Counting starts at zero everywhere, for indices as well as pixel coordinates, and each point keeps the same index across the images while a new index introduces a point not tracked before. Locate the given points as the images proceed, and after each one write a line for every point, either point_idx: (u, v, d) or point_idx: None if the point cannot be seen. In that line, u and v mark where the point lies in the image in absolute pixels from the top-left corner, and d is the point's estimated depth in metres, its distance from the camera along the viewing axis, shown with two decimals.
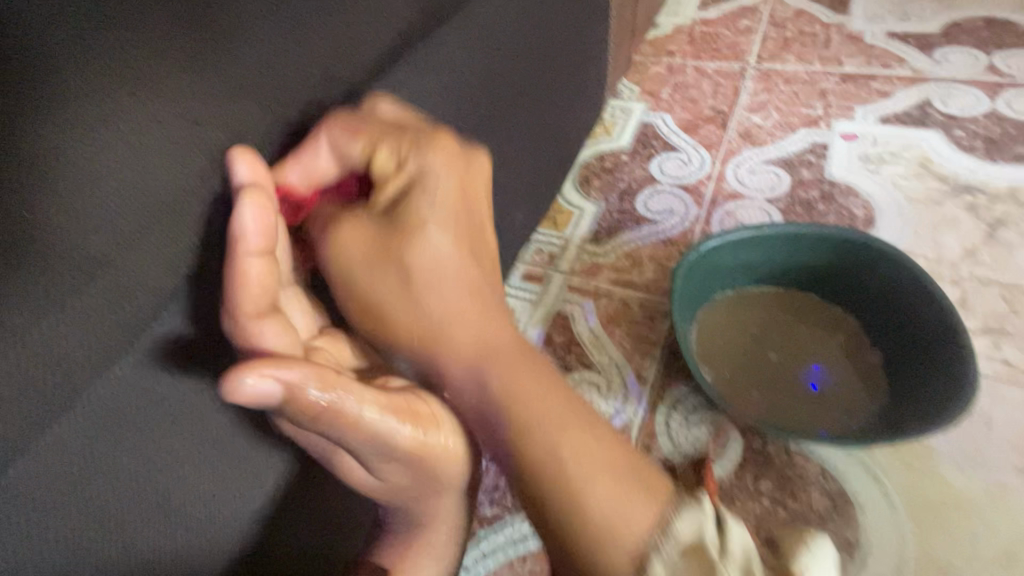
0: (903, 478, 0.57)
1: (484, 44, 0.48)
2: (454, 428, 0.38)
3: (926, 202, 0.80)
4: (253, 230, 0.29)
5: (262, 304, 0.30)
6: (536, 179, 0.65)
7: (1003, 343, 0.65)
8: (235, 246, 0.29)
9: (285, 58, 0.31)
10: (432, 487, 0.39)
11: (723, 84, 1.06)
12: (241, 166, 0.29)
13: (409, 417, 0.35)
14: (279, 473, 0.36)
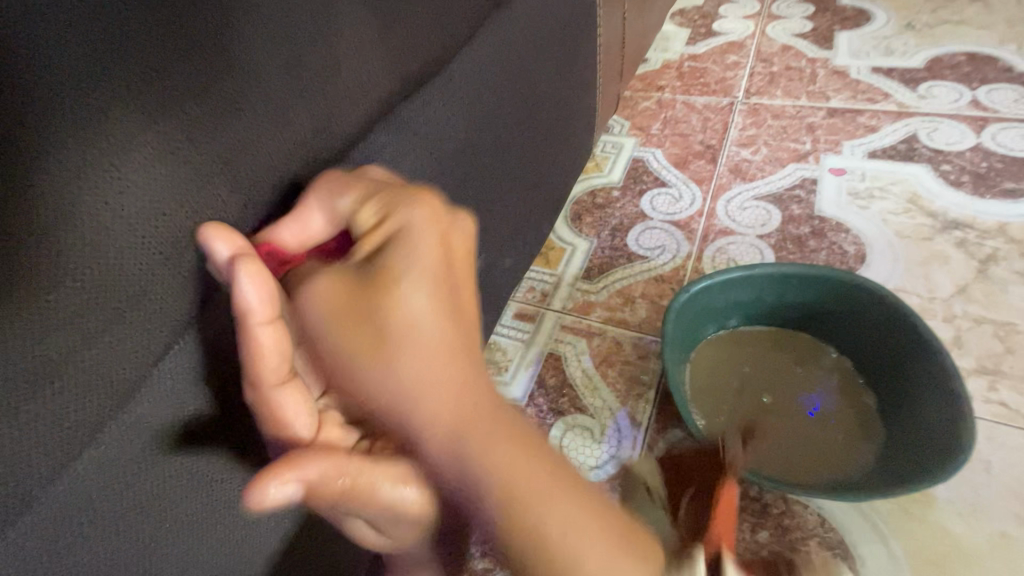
0: (904, 527, 0.56)
1: (471, 96, 0.48)
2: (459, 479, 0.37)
3: (917, 237, 0.80)
4: (258, 305, 0.29)
5: (281, 372, 0.30)
6: (527, 223, 0.65)
7: (1000, 384, 0.64)
8: (242, 322, 0.29)
9: (268, 133, 0.31)
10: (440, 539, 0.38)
11: (712, 118, 1.07)
12: (219, 243, 0.28)
13: (416, 480, 0.33)
14: (257, 544, 0.35)
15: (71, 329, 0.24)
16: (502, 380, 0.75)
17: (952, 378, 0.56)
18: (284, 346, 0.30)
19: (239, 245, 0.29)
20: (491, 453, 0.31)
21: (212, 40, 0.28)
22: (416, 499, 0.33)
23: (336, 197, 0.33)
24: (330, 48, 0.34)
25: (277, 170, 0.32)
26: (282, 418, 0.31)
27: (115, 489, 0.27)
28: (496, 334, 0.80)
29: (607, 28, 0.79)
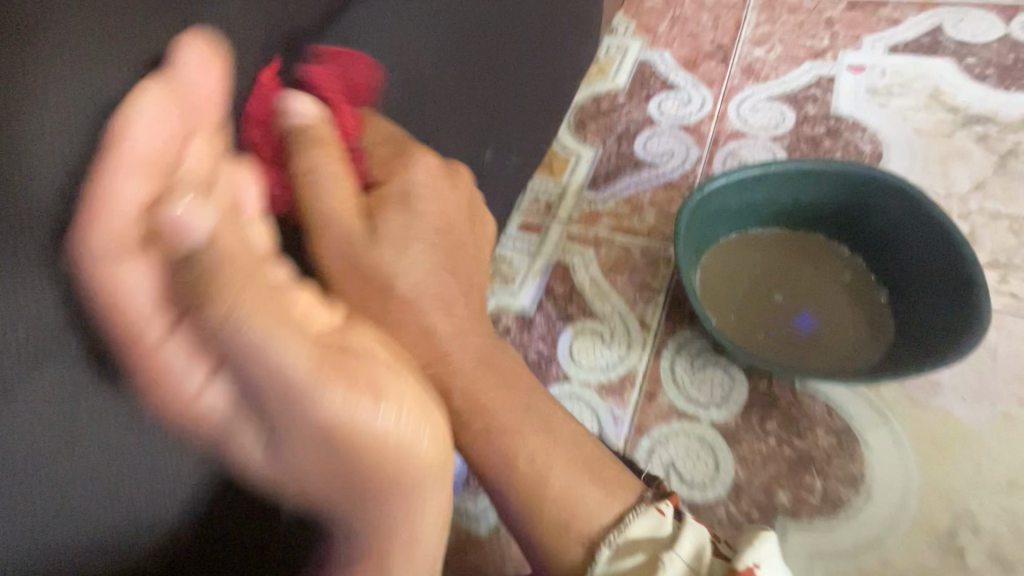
0: (909, 413, 0.57)
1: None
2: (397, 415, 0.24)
3: (936, 134, 0.77)
4: (154, 137, 0.22)
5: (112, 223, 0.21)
6: (533, 121, 0.62)
7: (1011, 276, 0.64)
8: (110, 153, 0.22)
9: None
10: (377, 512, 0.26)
11: (723, 16, 1.01)
12: (191, 46, 0.25)
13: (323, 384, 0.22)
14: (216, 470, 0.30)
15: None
16: (509, 288, 0.74)
17: (967, 261, 0.56)
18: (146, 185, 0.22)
19: (208, 74, 0.25)
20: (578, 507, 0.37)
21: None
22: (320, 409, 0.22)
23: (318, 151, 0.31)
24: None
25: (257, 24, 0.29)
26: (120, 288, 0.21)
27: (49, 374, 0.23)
28: (501, 246, 0.78)
29: None
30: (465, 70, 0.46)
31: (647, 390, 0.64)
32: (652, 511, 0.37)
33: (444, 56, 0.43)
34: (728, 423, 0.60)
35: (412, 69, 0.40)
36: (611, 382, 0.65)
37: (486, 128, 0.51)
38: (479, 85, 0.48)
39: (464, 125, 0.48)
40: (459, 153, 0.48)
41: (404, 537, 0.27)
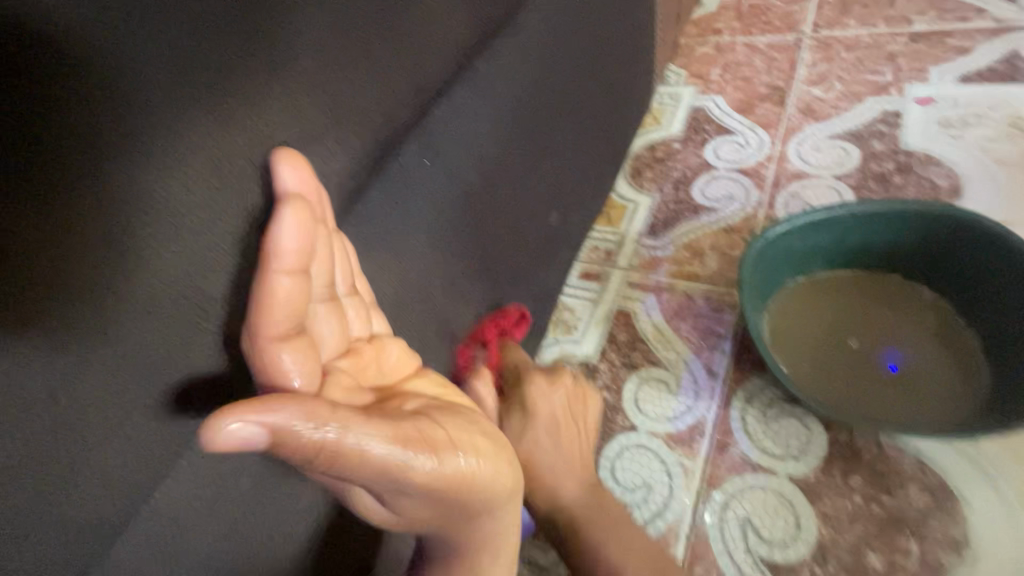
0: (1014, 471, 0.53)
1: (538, 48, 0.48)
2: (479, 442, 0.31)
3: (1021, 166, 0.73)
4: (296, 243, 0.28)
5: (287, 322, 0.28)
6: (593, 180, 0.65)
7: None
8: (268, 264, 0.28)
9: (352, 92, 0.33)
10: (477, 518, 0.33)
11: (777, 58, 1.02)
12: (287, 169, 0.29)
13: (424, 445, 0.27)
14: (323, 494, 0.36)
15: (176, 266, 0.26)
16: (572, 336, 0.76)
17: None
18: (299, 297, 0.29)
19: (301, 179, 0.30)
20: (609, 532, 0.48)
21: (272, 5, 0.27)
22: (423, 473, 0.27)
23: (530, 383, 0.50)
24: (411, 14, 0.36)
25: (359, 127, 0.33)
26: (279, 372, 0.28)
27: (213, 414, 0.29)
28: (564, 295, 0.81)
29: None
30: (530, 143, 0.50)
31: (717, 441, 0.62)
32: None
33: (512, 133, 0.47)
34: (808, 479, 0.57)
35: (485, 149, 0.44)
36: (679, 432, 0.64)
37: (549, 192, 0.55)
38: (542, 155, 0.52)
39: (529, 192, 0.52)
40: (525, 217, 0.52)
41: (486, 544, 0.35)
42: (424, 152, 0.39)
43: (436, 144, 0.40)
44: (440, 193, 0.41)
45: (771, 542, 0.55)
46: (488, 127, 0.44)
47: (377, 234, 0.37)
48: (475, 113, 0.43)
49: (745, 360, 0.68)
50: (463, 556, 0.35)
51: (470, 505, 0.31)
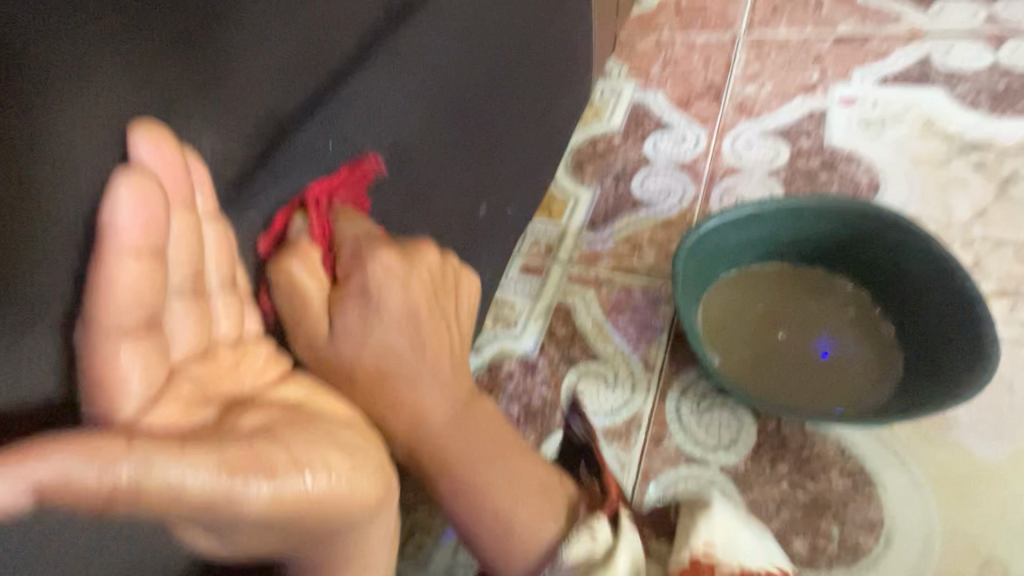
0: (924, 452, 0.55)
1: (461, 33, 0.46)
2: (334, 459, 0.29)
3: (932, 162, 0.77)
4: (137, 223, 0.27)
5: (133, 314, 0.27)
6: (527, 172, 0.63)
7: (1022, 304, 0.62)
8: (103, 246, 0.27)
9: (229, 89, 0.33)
10: (340, 538, 0.31)
11: (714, 56, 1.04)
12: (142, 142, 0.29)
13: (258, 463, 0.26)
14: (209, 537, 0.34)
15: (37, 263, 0.26)
16: (511, 332, 0.75)
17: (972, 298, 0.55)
18: (151, 284, 0.27)
19: (160, 157, 0.29)
20: (511, 491, 0.43)
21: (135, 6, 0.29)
22: (257, 491, 0.25)
23: (364, 278, 0.39)
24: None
25: (238, 124, 0.34)
26: (114, 374, 0.26)
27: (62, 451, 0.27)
28: (504, 290, 0.79)
29: None
30: (456, 130, 0.48)
31: (653, 434, 0.62)
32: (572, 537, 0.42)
33: (433, 120, 0.45)
34: (740, 469, 0.58)
35: (401, 137, 0.42)
36: (615, 426, 0.64)
37: (479, 183, 0.53)
38: (469, 144, 0.50)
39: (456, 184, 0.49)
40: (451, 210, 0.49)
41: (358, 561, 0.34)
42: (327, 136, 0.37)
43: (344, 131, 0.38)
44: (348, 181, 0.38)
45: None
46: (404, 112, 0.41)
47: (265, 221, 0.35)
48: (388, 97, 0.40)
49: (681, 353, 0.68)
50: (330, 573, 0.33)
51: (326, 530, 0.29)
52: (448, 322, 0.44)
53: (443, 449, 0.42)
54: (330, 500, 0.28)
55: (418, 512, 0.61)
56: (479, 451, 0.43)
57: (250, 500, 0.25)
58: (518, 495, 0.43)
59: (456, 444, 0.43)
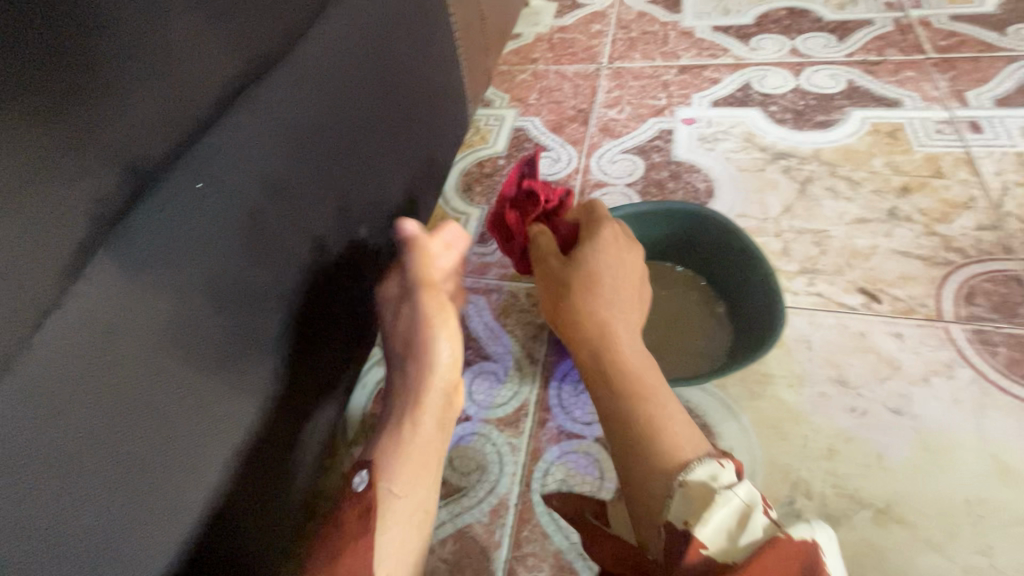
0: (750, 403, 0.67)
1: (321, 75, 0.52)
2: (455, 347, 0.59)
3: (752, 170, 0.93)
4: (450, 234, 0.64)
5: (417, 263, 0.61)
6: (405, 196, 0.71)
7: (817, 279, 0.77)
8: (422, 236, 0.62)
9: (109, 133, 0.36)
10: (430, 396, 0.58)
11: (582, 85, 1.17)
12: (449, 228, 0.65)
13: (450, 335, 0.59)
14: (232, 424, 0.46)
15: None
16: None
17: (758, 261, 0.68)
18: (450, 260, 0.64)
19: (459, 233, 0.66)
20: (669, 405, 0.56)
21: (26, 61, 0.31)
22: (443, 339, 0.58)
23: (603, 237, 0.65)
24: (161, 38, 0.38)
25: (118, 160, 0.37)
26: (422, 258, 0.61)
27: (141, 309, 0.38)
28: None
29: (462, 7, 0.84)
30: (326, 163, 0.54)
31: (539, 417, 0.71)
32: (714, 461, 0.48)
33: (301, 154, 0.51)
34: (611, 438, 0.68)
35: (272, 171, 0.48)
36: (507, 415, 0.72)
37: (356, 207, 0.60)
38: (342, 172, 0.57)
39: (331, 208, 0.56)
40: (330, 230, 0.56)
41: (427, 419, 0.57)
42: (198, 175, 0.42)
43: (214, 167, 0.43)
44: (223, 214, 0.43)
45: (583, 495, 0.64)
46: (270, 150, 0.47)
47: (149, 256, 0.38)
48: (255, 137, 0.46)
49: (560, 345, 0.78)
50: (419, 413, 0.57)
51: (428, 381, 0.58)
52: (641, 291, 0.66)
53: (628, 365, 0.59)
54: (445, 360, 0.58)
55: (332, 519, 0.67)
56: (651, 380, 0.58)
57: (443, 336, 0.58)
58: (651, 391, 0.57)
59: (636, 367, 0.59)
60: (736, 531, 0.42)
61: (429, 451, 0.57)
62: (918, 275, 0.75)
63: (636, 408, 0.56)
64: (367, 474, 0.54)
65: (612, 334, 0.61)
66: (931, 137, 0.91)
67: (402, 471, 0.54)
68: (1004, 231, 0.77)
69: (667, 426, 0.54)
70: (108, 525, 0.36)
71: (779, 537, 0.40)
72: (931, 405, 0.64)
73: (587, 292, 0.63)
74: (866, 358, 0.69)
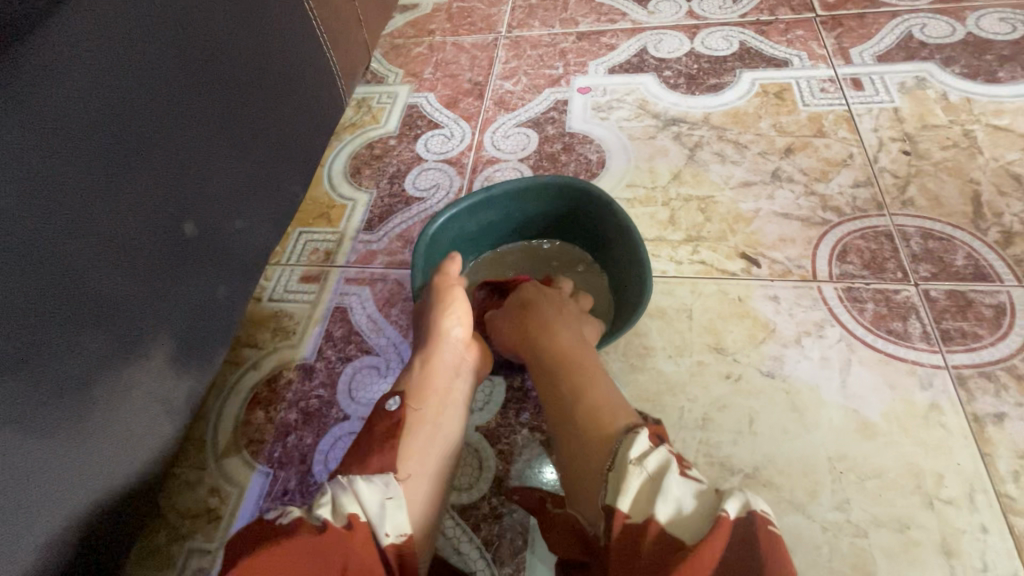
0: (629, 378, 0.66)
1: (89, 52, 0.46)
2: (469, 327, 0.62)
3: (644, 137, 0.91)
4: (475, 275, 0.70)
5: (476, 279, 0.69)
6: (252, 182, 0.65)
7: (701, 247, 0.76)
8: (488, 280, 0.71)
9: None
10: (456, 360, 0.60)
11: (479, 56, 1.12)
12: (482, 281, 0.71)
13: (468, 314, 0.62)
14: (31, 454, 0.43)
15: None
16: (290, 341, 0.76)
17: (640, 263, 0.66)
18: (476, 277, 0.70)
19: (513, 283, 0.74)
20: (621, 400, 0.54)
21: None
22: (460, 308, 0.62)
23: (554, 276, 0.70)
24: None
25: None
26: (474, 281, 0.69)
27: None
28: (282, 301, 0.81)
29: None
30: (119, 157, 0.49)
31: None
32: (637, 431, 0.47)
33: (65, 146, 0.44)
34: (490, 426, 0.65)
35: (20, 169, 0.41)
36: None
37: (172, 201, 0.54)
38: (138, 162, 0.50)
39: (127, 204, 0.50)
40: (132, 231, 0.50)
41: (449, 379, 0.59)
42: None
43: None
44: None
45: (460, 488, 0.62)
46: (12, 146, 0.41)
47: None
48: None
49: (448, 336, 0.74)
50: (436, 371, 0.58)
51: (445, 345, 0.60)
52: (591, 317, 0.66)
53: (579, 360, 0.58)
54: (463, 331, 0.61)
55: (196, 537, 0.63)
56: (600, 378, 0.56)
57: (461, 306, 0.62)
58: (611, 391, 0.55)
59: (591, 368, 0.57)
60: (648, 499, 0.42)
61: (442, 408, 0.57)
62: (796, 236, 0.75)
63: (593, 404, 0.53)
64: (398, 400, 0.55)
65: (560, 339, 0.60)
66: (816, 97, 0.91)
67: (419, 419, 0.54)
68: (877, 187, 0.78)
69: (624, 416, 0.52)
70: None
71: (713, 516, 0.40)
72: (801, 365, 0.64)
73: (529, 307, 0.64)
74: (743, 323, 0.68)
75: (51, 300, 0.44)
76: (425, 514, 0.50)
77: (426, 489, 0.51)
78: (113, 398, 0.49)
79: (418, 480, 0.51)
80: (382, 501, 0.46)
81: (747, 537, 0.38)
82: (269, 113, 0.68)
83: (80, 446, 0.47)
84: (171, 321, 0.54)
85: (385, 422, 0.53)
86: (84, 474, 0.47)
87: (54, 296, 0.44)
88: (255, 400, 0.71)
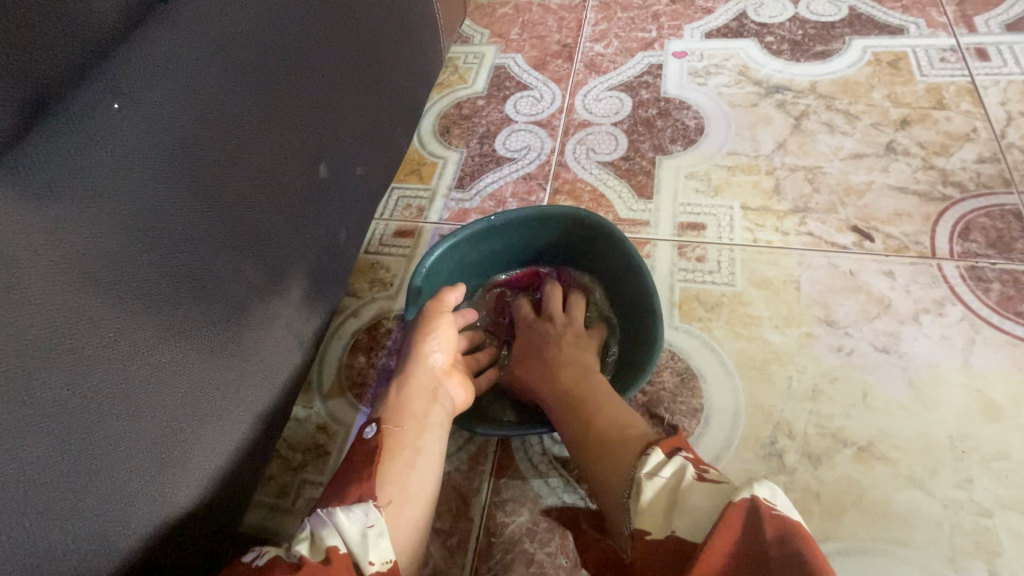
0: (735, 346, 0.65)
1: None
2: (451, 353, 0.59)
3: (746, 105, 0.88)
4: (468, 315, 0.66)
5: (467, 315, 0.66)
6: (369, 132, 0.66)
7: (808, 219, 0.74)
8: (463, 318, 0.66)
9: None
10: (441, 387, 0.57)
11: (567, 17, 1.09)
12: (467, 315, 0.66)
13: (450, 342, 0.59)
14: (205, 370, 0.46)
15: None
16: (388, 293, 0.78)
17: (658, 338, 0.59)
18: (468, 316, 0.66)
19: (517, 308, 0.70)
20: (620, 430, 0.52)
21: None
22: (445, 336, 0.59)
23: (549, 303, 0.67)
24: None
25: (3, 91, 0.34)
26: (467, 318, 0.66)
27: (120, 243, 0.38)
28: (380, 254, 0.82)
29: None
30: (272, 94, 0.50)
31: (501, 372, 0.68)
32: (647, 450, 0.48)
33: (238, 85, 0.47)
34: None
35: (203, 101, 0.44)
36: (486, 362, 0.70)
37: (310, 144, 0.56)
38: (288, 103, 0.52)
39: (279, 143, 0.52)
40: (280, 169, 0.52)
41: (434, 410, 0.55)
42: (113, 95, 0.38)
43: (126, 92, 0.39)
44: (146, 139, 0.40)
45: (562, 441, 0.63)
46: (199, 79, 0.43)
47: (52, 183, 0.35)
48: (177, 63, 0.42)
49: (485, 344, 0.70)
50: (422, 398, 0.55)
51: (430, 373, 0.57)
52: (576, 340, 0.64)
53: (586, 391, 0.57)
54: (445, 358, 0.58)
55: (306, 470, 0.66)
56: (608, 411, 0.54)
57: (446, 335, 0.59)
58: (614, 424, 0.53)
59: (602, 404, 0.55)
60: (664, 510, 0.43)
61: (423, 438, 0.53)
62: (913, 211, 0.72)
63: (602, 440, 0.52)
64: (375, 426, 0.53)
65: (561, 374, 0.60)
66: (935, 66, 0.86)
67: (398, 452, 0.51)
68: (1005, 164, 0.74)
69: (622, 450, 0.50)
70: (71, 468, 0.36)
71: (724, 514, 0.40)
72: (919, 344, 0.62)
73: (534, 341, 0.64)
74: (856, 297, 0.66)
75: (222, 228, 0.46)
76: (411, 539, 0.48)
77: (416, 512, 0.49)
78: (257, 327, 0.52)
79: (401, 506, 0.49)
80: (363, 530, 0.46)
81: (749, 529, 0.39)
82: (386, 64, 0.69)
83: (238, 369, 0.50)
84: (298, 258, 0.57)
85: (364, 451, 0.51)
86: (239, 395, 0.50)
87: (225, 225, 0.47)
88: (358, 344, 0.74)
